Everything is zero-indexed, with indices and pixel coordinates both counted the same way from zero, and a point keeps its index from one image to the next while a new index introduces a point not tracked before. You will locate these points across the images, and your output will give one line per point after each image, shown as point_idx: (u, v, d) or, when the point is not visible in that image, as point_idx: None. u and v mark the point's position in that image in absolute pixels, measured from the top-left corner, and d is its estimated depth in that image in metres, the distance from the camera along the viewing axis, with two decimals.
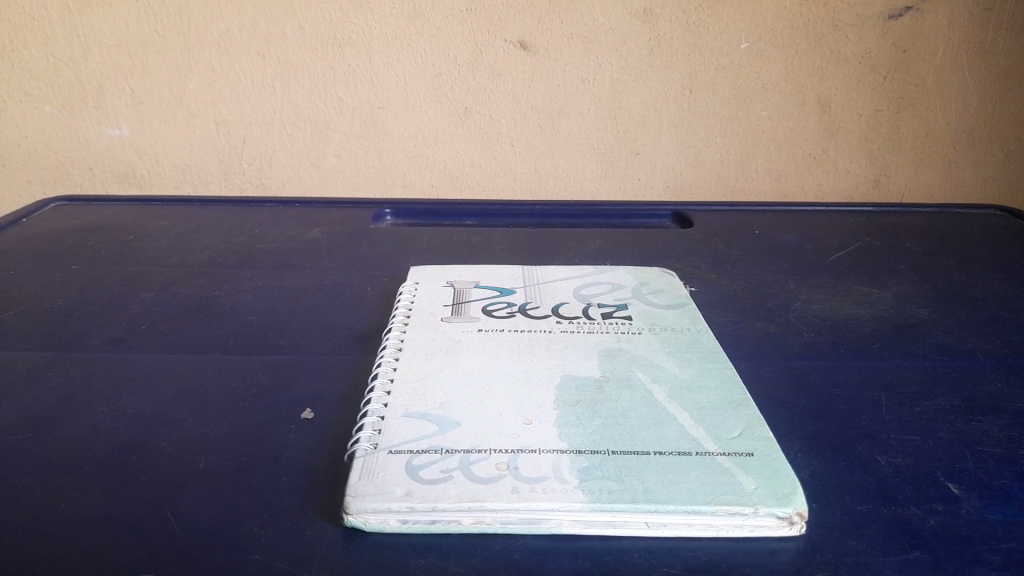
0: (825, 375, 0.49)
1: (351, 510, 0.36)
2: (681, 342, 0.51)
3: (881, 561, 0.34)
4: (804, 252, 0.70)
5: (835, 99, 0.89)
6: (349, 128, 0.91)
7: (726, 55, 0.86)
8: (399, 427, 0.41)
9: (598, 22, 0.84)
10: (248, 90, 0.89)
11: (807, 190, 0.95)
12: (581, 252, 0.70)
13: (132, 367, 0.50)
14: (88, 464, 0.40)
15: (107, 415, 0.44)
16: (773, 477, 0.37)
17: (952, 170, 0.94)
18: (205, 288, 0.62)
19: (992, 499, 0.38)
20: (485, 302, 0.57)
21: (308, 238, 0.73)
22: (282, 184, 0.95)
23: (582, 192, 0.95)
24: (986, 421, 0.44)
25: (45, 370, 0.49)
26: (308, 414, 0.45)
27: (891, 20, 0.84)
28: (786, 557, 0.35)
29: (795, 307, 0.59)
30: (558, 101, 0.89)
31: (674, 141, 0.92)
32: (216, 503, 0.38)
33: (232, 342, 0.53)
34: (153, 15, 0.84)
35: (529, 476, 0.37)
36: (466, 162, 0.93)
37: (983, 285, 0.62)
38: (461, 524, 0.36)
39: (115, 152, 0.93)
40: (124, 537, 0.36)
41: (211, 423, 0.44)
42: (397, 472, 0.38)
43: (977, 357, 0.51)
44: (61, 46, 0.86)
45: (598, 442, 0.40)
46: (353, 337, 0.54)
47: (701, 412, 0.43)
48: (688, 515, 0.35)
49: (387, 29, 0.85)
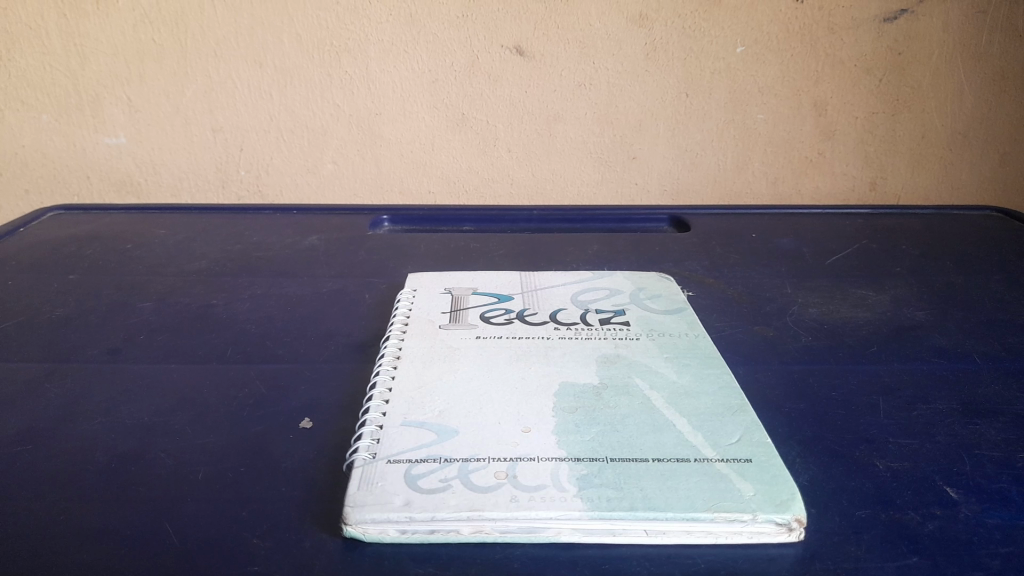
0: (823, 379, 0.49)
1: (350, 520, 0.36)
2: (679, 347, 0.51)
3: (880, 566, 0.34)
4: (801, 256, 0.70)
5: (831, 102, 0.89)
6: (346, 134, 0.91)
7: (722, 59, 0.86)
8: (398, 436, 0.41)
9: (594, 28, 0.85)
10: (245, 98, 0.89)
11: (804, 193, 0.95)
12: (579, 257, 0.71)
13: (131, 377, 0.49)
14: (87, 476, 0.40)
15: (105, 426, 0.44)
16: (772, 483, 0.37)
17: (949, 171, 0.94)
18: (203, 296, 0.62)
19: (990, 503, 0.38)
20: (483, 309, 0.57)
21: (306, 245, 0.73)
22: (280, 191, 0.95)
23: (579, 197, 0.95)
24: (984, 425, 0.44)
25: (43, 381, 0.49)
26: (307, 423, 0.45)
27: (886, 23, 0.84)
28: (785, 563, 0.35)
29: (792, 311, 0.59)
30: (554, 106, 0.89)
31: (671, 145, 0.92)
32: (215, 514, 0.38)
33: (230, 351, 0.53)
34: (149, 23, 0.85)
35: (528, 485, 0.37)
36: (463, 168, 0.93)
37: (981, 288, 0.63)
38: (460, 533, 0.36)
39: (112, 160, 0.93)
40: (123, 549, 0.35)
41: (209, 433, 0.44)
42: (396, 482, 0.38)
43: (974, 360, 0.51)
44: (57, 55, 0.86)
45: (596, 449, 0.40)
46: (351, 345, 0.54)
47: (700, 418, 0.43)
48: (686, 522, 0.36)
49: (384, 36, 0.85)
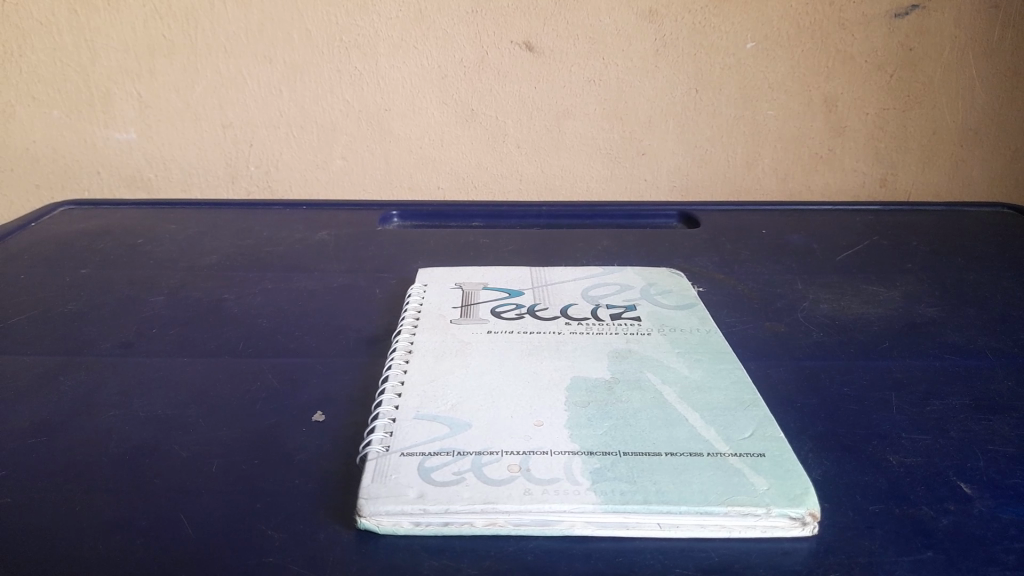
0: (836, 375, 0.49)
1: (364, 512, 0.36)
2: (690, 343, 0.51)
3: (895, 561, 0.34)
4: (811, 252, 0.70)
5: (841, 98, 0.89)
6: (355, 130, 0.91)
7: (732, 55, 0.86)
8: (411, 428, 0.42)
9: (603, 23, 0.84)
10: (255, 94, 0.89)
11: (813, 189, 0.95)
12: (588, 253, 0.71)
13: (143, 371, 0.50)
14: (101, 468, 0.41)
15: (118, 419, 0.45)
16: (785, 478, 0.37)
17: (959, 168, 0.94)
18: (213, 291, 0.62)
19: (1004, 499, 0.38)
20: (494, 304, 0.57)
21: (315, 240, 0.73)
22: (289, 187, 0.95)
23: (588, 193, 0.95)
24: (997, 421, 0.44)
25: (57, 374, 0.49)
26: (319, 416, 0.45)
27: (897, 19, 0.84)
28: (799, 558, 0.35)
29: (803, 307, 0.59)
30: (564, 102, 0.89)
31: (680, 141, 0.92)
32: (229, 506, 0.38)
33: (242, 345, 0.53)
34: (160, 19, 0.85)
35: (541, 478, 0.37)
36: (472, 164, 0.93)
37: (992, 284, 0.62)
38: (474, 525, 0.36)
39: (123, 156, 0.93)
40: (138, 541, 0.36)
41: (222, 426, 0.44)
42: (410, 475, 0.38)
43: (987, 356, 0.51)
44: (68, 50, 0.87)
45: (609, 443, 0.40)
46: (361, 339, 0.54)
47: (712, 412, 0.43)
48: (700, 516, 0.36)
49: (393, 32, 0.85)
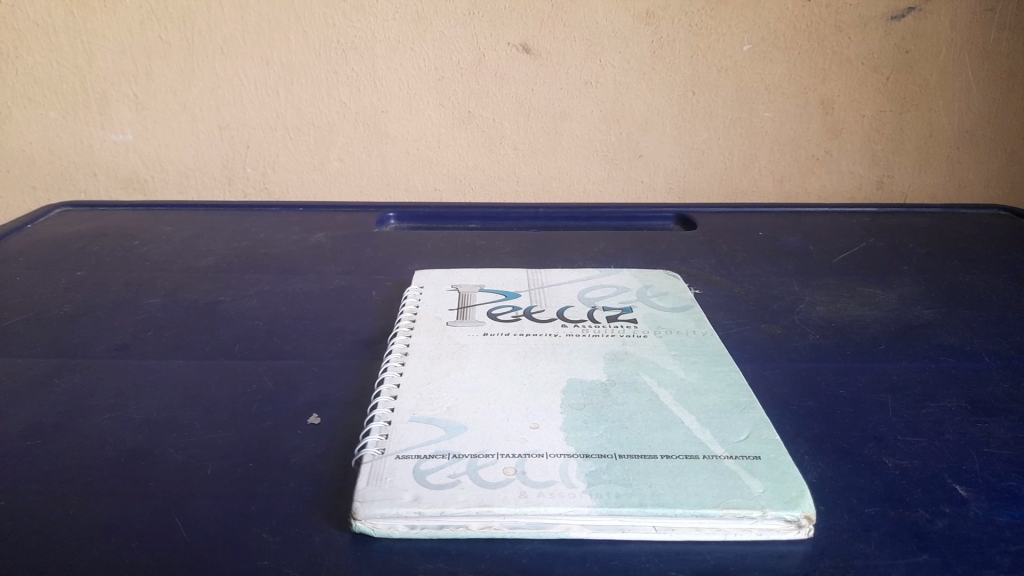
0: (832, 377, 0.49)
1: (359, 515, 0.36)
2: (687, 345, 0.51)
3: (890, 563, 0.34)
4: (808, 253, 0.70)
5: (838, 100, 0.89)
6: (352, 132, 0.91)
7: (729, 57, 0.86)
8: (407, 431, 0.41)
9: (600, 25, 0.84)
10: (253, 96, 0.89)
11: (810, 191, 0.95)
12: (585, 254, 0.71)
13: (138, 373, 0.50)
14: (95, 471, 0.40)
15: (114, 422, 0.44)
16: (779, 481, 0.37)
17: (956, 169, 0.94)
18: (209, 293, 0.62)
19: (999, 501, 0.38)
20: (490, 305, 0.57)
21: (312, 242, 0.73)
22: (286, 189, 0.95)
23: (585, 195, 0.95)
24: (992, 423, 0.44)
25: (51, 377, 0.49)
26: (315, 419, 0.45)
27: (893, 21, 0.84)
28: (795, 561, 0.35)
29: (800, 309, 0.59)
30: (561, 104, 0.89)
31: (678, 143, 0.92)
32: (223, 509, 0.38)
33: (238, 348, 0.53)
34: (156, 20, 0.85)
35: (536, 481, 0.37)
36: (469, 165, 0.93)
37: (987, 286, 0.62)
38: (469, 529, 0.36)
39: (119, 157, 0.93)
40: (133, 544, 0.36)
41: (218, 429, 0.44)
42: (405, 478, 0.38)
43: (983, 358, 0.51)
44: (64, 51, 0.87)
45: (605, 446, 0.40)
46: (358, 342, 0.54)
47: (708, 414, 0.43)
48: (695, 519, 0.36)
49: (390, 34, 0.85)
